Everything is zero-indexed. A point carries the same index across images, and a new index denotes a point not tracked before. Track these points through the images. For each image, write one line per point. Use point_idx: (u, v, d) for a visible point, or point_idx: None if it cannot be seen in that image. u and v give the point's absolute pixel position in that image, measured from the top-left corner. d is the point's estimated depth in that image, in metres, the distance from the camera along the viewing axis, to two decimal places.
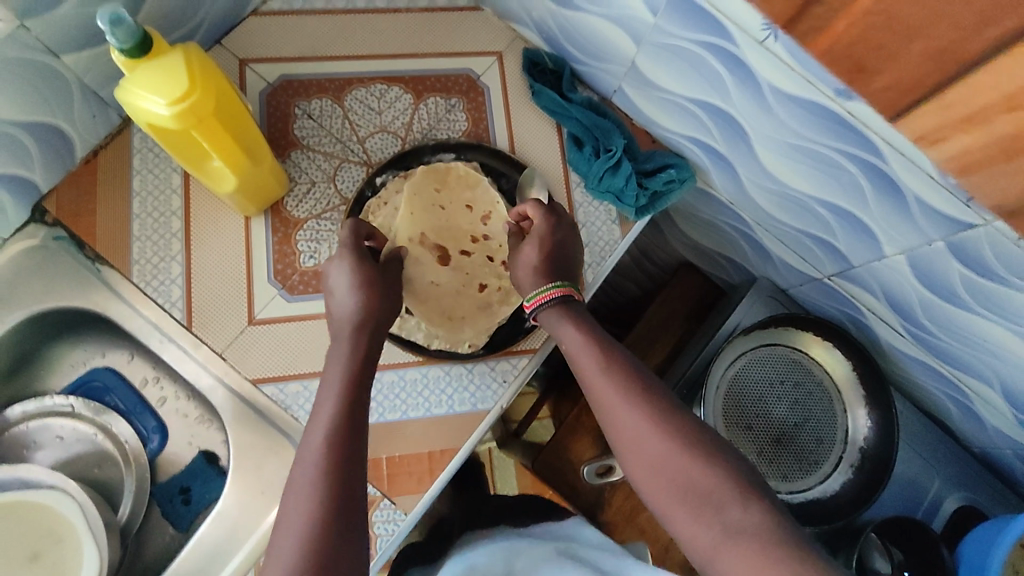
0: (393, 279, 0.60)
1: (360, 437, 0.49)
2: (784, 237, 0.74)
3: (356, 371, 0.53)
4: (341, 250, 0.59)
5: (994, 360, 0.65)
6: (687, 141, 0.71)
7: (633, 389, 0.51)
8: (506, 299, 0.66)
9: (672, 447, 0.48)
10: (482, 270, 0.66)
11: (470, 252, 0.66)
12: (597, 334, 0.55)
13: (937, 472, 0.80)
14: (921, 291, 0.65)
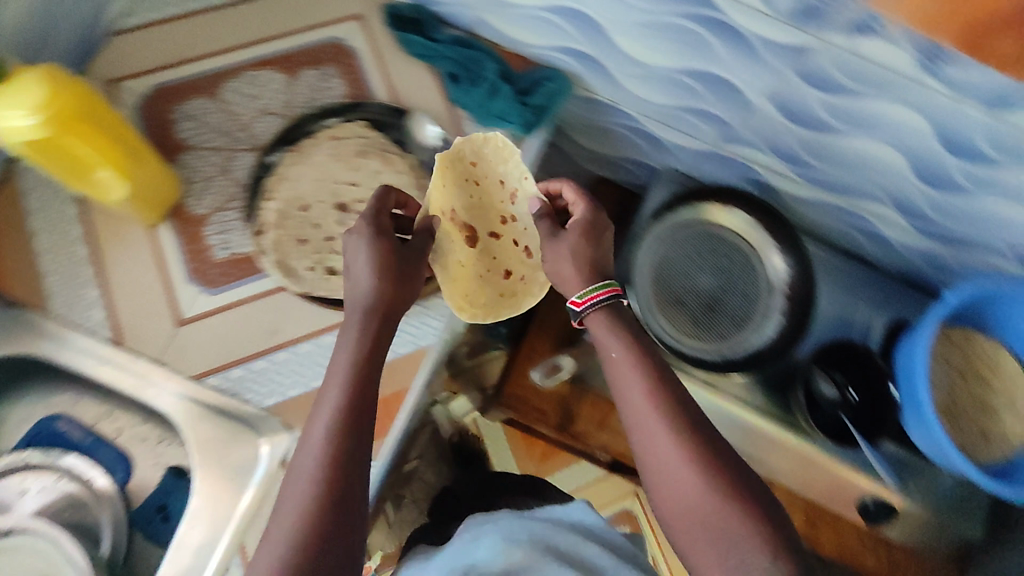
0: (410, 255, 0.62)
1: (355, 439, 0.51)
2: (666, 122, 0.78)
3: (359, 369, 0.54)
4: (357, 234, 0.61)
5: (868, 172, 0.72)
6: (555, 52, 0.74)
7: (673, 424, 0.53)
8: (528, 291, 0.73)
9: (703, 513, 0.50)
10: (510, 258, 0.73)
11: (497, 234, 0.73)
12: (652, 362, 0.57)
13: (862, 298, 0.86)
14: (794, 130, 0.70)
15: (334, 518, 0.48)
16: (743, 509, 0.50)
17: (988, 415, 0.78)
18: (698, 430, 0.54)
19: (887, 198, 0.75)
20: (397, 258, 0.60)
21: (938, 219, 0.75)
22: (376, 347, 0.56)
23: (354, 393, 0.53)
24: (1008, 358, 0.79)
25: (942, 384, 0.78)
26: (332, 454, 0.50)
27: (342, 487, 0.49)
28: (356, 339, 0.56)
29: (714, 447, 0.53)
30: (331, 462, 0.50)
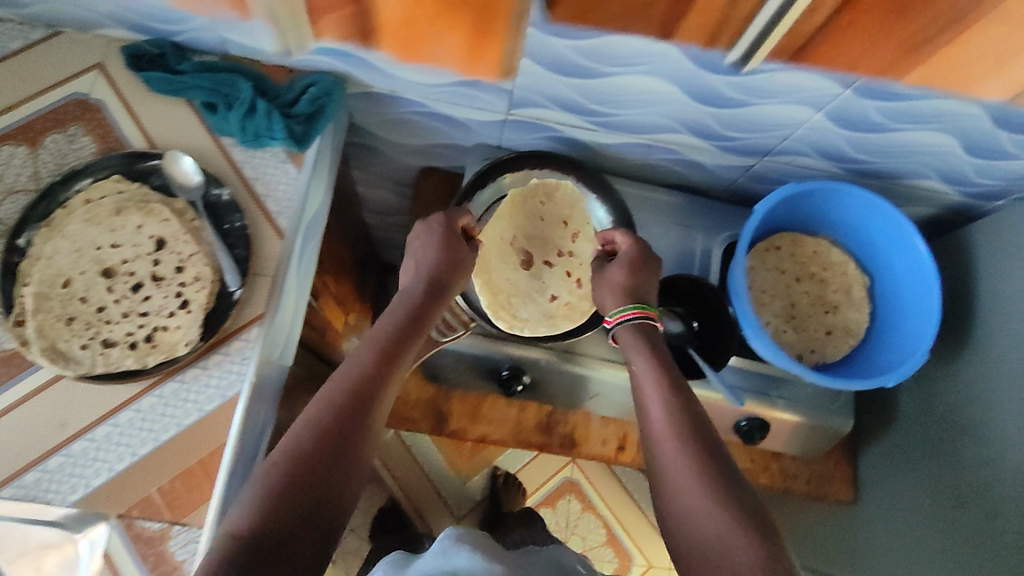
0: (464, 258, 0.72)
1: (358, 419, 0.54)
2: (447, 100, 0.75)
3: (383, 363, 0.59)
4: (434, 235, 0.72)
5: (653, 106, 0.70)
6: (311, 54, 0.69)
7: (670, 384, 0.61)
8: (567, 313, 0.77)
9: (686, 451, 0.57)
10: (559, 279, 0.79)
11: (555, 259, 0.80)
12: (658, 352, 0.64)
13: (696, 228, 0.86)
14: (567, 82, 0.68)
15: (316, 469, 0.50)
16: (716, 458, 0.57)
17: (828, 311, 0.79)
18: (686, 392, 0.61)
19: (680, 126, 0.74)
20: (440, 278, 0.69)
21: (736, 135, 0.74)
22: (394, 355, 0.61)
23: (373, 378, 0.58)
24: (836, 250, 0.80)
25: (779, 292, 0.79)
26: (340, 417, 0.53)
27: (342, 450, 0.52)
28: (384, 337, 0.62)
29: (694, 403, 0.60)
30: (337, 424, 0.53)
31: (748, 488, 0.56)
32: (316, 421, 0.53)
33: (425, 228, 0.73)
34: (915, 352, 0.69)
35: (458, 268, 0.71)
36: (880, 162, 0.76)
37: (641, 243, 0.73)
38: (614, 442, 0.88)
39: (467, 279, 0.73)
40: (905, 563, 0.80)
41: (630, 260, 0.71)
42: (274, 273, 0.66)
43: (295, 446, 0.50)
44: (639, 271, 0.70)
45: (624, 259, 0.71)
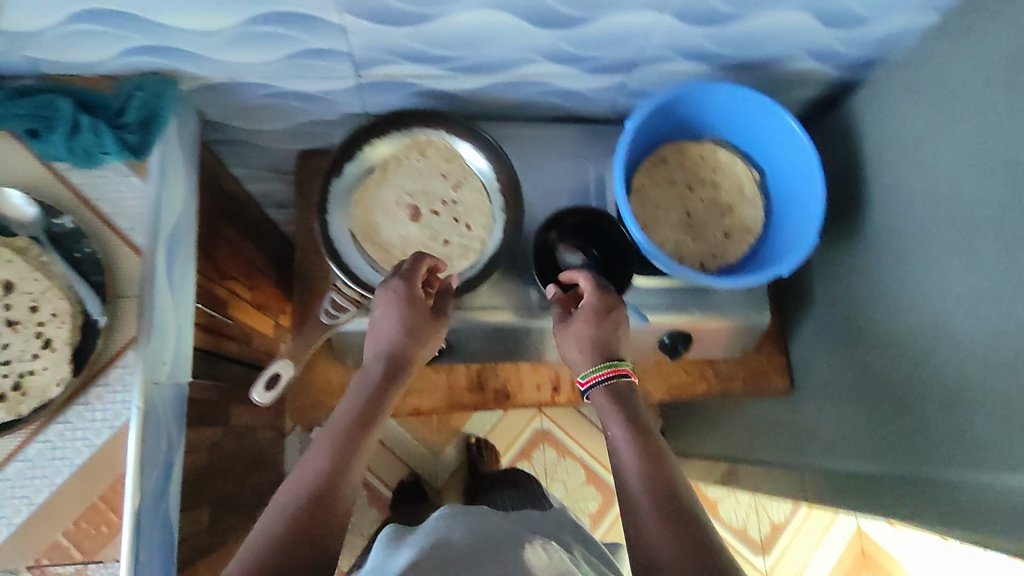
0: (431, 321, 0.67)
1: (317, 524, 0.54)
2: (293, 75, 0.71)
3: (340, 453, 0.58)
4: (386, 302, 0.66)
5: (500, 40, 0.67)
6: (127, 56, 0.65)
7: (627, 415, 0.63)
8: (464, 253, 0.75)
9: (648, 483, 0.57)
10: (447, 228, 0.75)
11: (438, 212, 0.76)
12: (631, 412, 0.63)
13: (586, 157, 0.84)
14: (402, 34, 0.65)
15: (302, 528, 0.53)
16: (670, 483, 0.57)
17: (724, 214, 0.78)
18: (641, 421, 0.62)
19: (535, 56, 0.71)
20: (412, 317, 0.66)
21: (594, 54, 0.72)
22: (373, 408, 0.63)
23: (351, 432, 0.60)
24: (723, 151, 0.79)
25: (673, 204, 0.77)
26: (323, 476, 0.56)
27: (316, 506, 0.55)
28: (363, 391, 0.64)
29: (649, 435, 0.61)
30: (309, 509, 0.54)
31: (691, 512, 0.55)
32: (304, 482, 0.56)
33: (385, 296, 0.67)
34: (806, 237, 0.69)
35: (439, 316, 0.68)
36: (746, 53, 0.74)
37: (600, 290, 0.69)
38: (549, 386, 0.87)
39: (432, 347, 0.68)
40: (835, 438, 0.82)
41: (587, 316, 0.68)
42: (139, 292, 0.64)
43: (287, 507, 0.54)
44: (606, 324, 0.67)
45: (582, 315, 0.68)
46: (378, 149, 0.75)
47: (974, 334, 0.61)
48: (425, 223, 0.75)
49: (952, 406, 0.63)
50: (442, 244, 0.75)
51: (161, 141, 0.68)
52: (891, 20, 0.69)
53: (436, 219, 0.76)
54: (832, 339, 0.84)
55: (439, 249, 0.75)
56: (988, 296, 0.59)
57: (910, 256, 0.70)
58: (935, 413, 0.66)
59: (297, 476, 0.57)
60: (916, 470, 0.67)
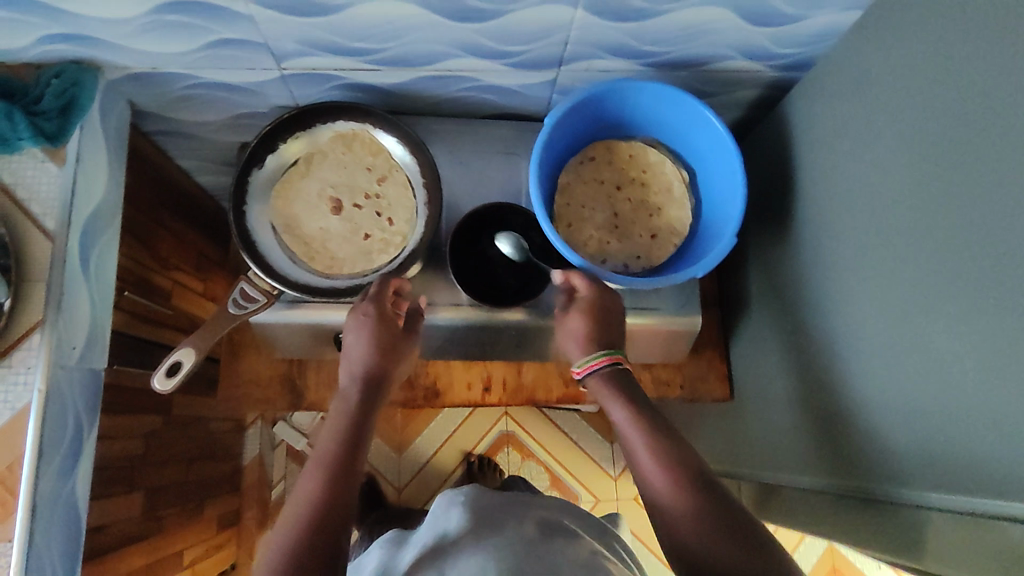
0: (405, 342, 0.69)
1: (322, 536, 0.54)
2: (215, 65, 0.71)
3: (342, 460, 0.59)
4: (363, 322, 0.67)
5: (413, 33, 0.67)
6: (44, 44, 0.66)
7: (646, 427, 0.61)
8: (385, 247, 0.75)
9: (686, 502, 0.55)
10: (369, 222, 0.76)
11: (361, 206, 0.76)
12: (634, 398, 0.64)
13: (519, 155, 0.84)
14: (313, 25, 0.65)
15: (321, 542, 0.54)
16: (710, 498, 0.55)
17: (653, 214, 0.76)
18: (667, 430, 0.61)
19: (454, 50, 0.71)
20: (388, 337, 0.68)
21: (513, 49, 0.71)
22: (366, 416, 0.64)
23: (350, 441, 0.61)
24: (654, 150, 0.77)
25: (599, 204, 0.76)
26: (331, 485, 0.57)
27: (333, 516, 0.56)
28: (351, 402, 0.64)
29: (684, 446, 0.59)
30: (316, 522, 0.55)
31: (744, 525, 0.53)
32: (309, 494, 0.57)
33: (356, 318, 0.68)
34: (725, 239, 0.68)
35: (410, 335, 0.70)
36: (673, 51, 0.73)
37: (616, 299, 0.70)
38: (479, 384, 0.86)
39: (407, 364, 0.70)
40: (773, 450, 0.79)
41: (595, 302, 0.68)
42: (46, 277, 0.64)
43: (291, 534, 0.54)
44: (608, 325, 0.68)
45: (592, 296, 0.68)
46: (299, 142, 0.75)
47: (884, 338, 0.58)
48: (346, 216, 0.76)
49: (865, 414, 0.61)
50: (362, 237, 0.75)
51: (80, 128, 0.68)
52: (815, 19, 0.68)
53: (357, 213, 0.76)
54: (768, 347, 0.82)
55: (360, 242, 0.75)
56: (894, 298, 0.57)
57: (831, 260, 0.68)
58: (856, 423, 0.63)
59: (294, 501, 0.57)
60: (843, 484, 0.65)
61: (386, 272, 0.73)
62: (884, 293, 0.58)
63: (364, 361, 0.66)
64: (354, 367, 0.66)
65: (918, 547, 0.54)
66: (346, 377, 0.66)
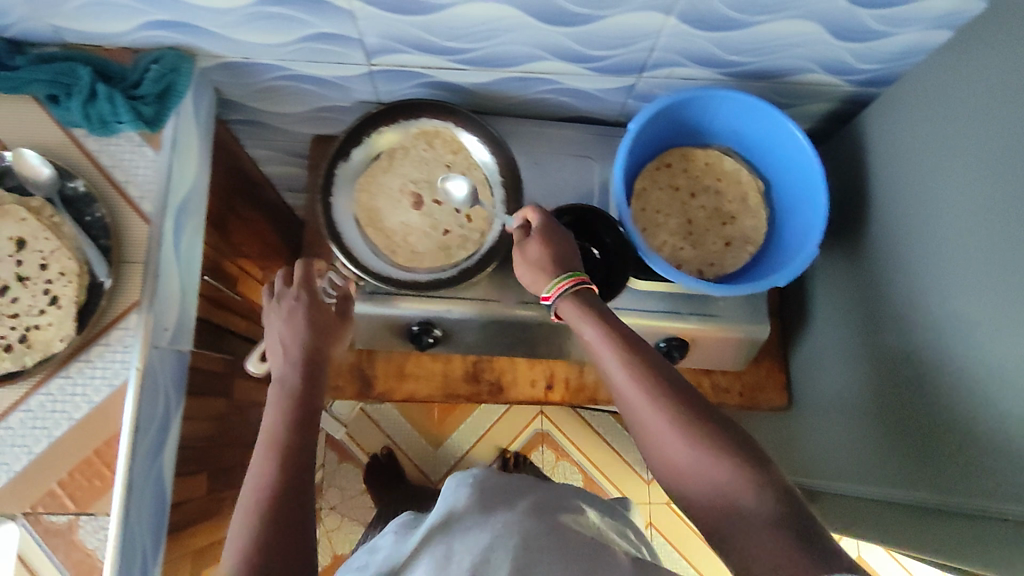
0: (332, 324, 0.70)
1: (303, 464, 0.58)
2: (305, 59, 0.72)
3: (298, 414, 0.62)
4: (293, 309, 0.67)
5: (506, 35, 0.68)
6: (144, 30, 0.66)
7: (667, 396, 0.54)
8: (463, 244, 0.76)
9: (740, 480, 0.50)
10: (448, 217, 0.77)
11: (439, 202, 0.77)
12: (600, 313, 0.61)
13: (592, 157, 0.85)
14: (410, 23, 0.66)
15: (287, 529, 0.53)
16: (762, 472, 0.50)
17: (726, 222, 0.77)
18: (692, 397, 0.55)
19: (543, 52, 0.72)
20: (310, 343, 0.66)
21: (601, 54, 0.72)
22: (306, 409, 0.62)
23: (296, 429, 0.60)
24: (729, 159, 0.79)
25: (673, 211, 0.77)
26: (291, 475, 0.56)
27: (294, 508, 0.55)
28: (287, 395, 0.63)
29: (717, 419, 0.53)
30: (284, 487, 0.56)
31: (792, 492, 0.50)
32: (264, 488, 0.55)
33: (276, 310, 0.68)
34: (804, 251, 0.69)
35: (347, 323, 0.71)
36: (757, 62, 0.74)
37: (563, 229, 0.67)
38: (543, 382, 0.88)
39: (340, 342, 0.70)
40: (841, 460, 0.80)
41: (549, 238, 0.66)
42: (144, 259, 0.66)
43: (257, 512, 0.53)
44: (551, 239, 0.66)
45: (543, 235, 0.66)
46: (388, 134, 0.77)
47: (979, 352, 0.59)
48: (426, 212, 0.77)
49: (941, 416, 0.63)
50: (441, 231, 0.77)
51: (175, 113, 0.69)
52: (902, 36, 0.68)
53: (437, 208, 0.77)
54: (840, 358, 0.82)
55: (438, 237, 0.76)
56: (992, 315, 0.57)
57: (913, 273, 0.69)
58: (938, 435, 0.63)
59: (250, 485, 0.56)
60: (924, 496, 0.65)
61: (465, 268, 0.74)
62: (971, 309, 0.60)
63: (301, 345, 0.66)
64: (283, 344, 0.66)
65: (984, 543, 0.57)
66: (280, 363, 0.65)
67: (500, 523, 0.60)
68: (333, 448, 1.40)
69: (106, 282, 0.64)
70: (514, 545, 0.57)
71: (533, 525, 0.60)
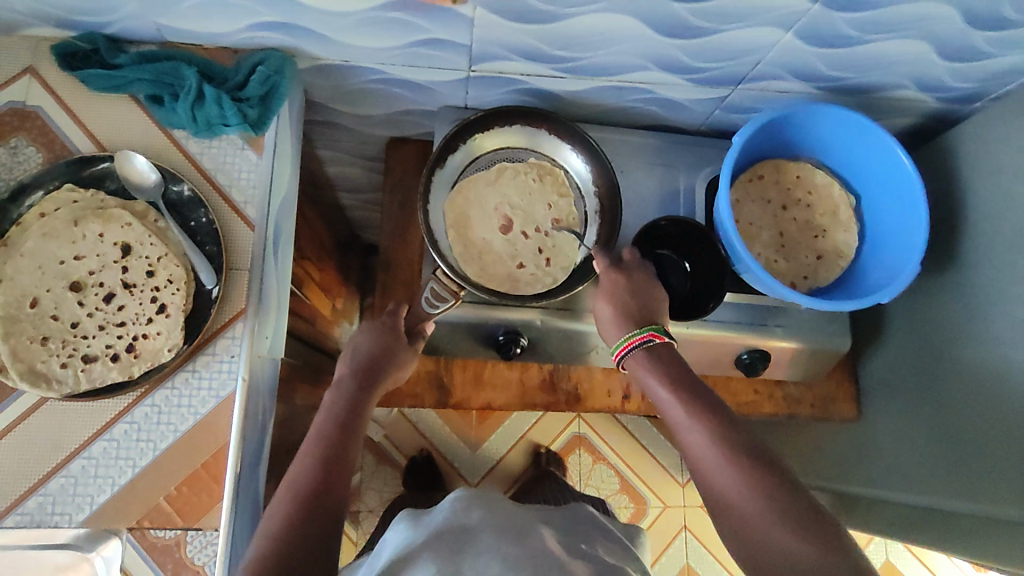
0: (401, 349, 0.70)
1: (338, 473, 0.57)
2: (408, 63, 0.71)
3: (343, 426, 0.61)
4: (364, 332, 0.70)
5: (618, 44, 0.67)
6: (251, 31, 0.64)
7: (738, 456, 0.57)
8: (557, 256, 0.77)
9: (808, 543, 0.52)
10: (530, 257, 0.76)
11: (527, 234, 0.77)
12: (670, 371, 0.64)
13: (678, 168, 0.84)
14: (526, 29, 0.65)
15: (310, 531, 0.52)
16: (830, 539, 0.52)
17: (818, 235, 0.78)
18: (766, 459, 0.57)
19: (648, 62, 0.71)
20: (375, 358, 0.68)
21: (706, 66, 0.72)
22: (352, 418, 0.62)
23: (336, 435, 0.60)
24: (820, 172, 0.79)
25: (766, 223, 0.78)
26: (320, 477, 0.55)
27: (320, 510, 0.54)
28: (337, 404, 0.63)
29: (790, 483, 0.56)
30: (313, 492, 0.54)
31: (857, 562, 0.51)
32: (295, 488, 0.55)
33: (366, 326, 0.71)
34: (907, 266, 0.70)
35: (415, 347, 0.72)
36: (856, 77, 0.74)
37: (647, 269, 0.72)
38: (620, 392, 0.87)
39: (406, 370, 0.71)
40: (899, 472, 0.86)
41: (635, 279, 0.71)
42: (249, 266, 0.65)
43: (281, 512, 0.53)
44: (628, 290, 0.69)
45: (625, 273, 0.71)
46: (491, 138, 0.77)
47: None
48: (514, 239, 0.77)
49: None
50: (531, 258, 0.77)
51: (277, 116, 0.68)
52: (1006, 58, 0.70)
53: (524, 237, 0.77)
54: (925, 370, 0.84)
55: (527, 263, 0.76)
56: None
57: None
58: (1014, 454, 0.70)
59: (284, 484, 0.56)
60: (988, 507, 0.72)
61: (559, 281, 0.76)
62: None
63: (361, 358, 0.67)
64: (347, 361, 0.68)
65: None
66: (343, 372, 0.67)
67: (507, 553, 0.54)
68: (371, 451, 1.38)
69: (215, 289, 0.62)
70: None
71: (535, 557, 0.55)
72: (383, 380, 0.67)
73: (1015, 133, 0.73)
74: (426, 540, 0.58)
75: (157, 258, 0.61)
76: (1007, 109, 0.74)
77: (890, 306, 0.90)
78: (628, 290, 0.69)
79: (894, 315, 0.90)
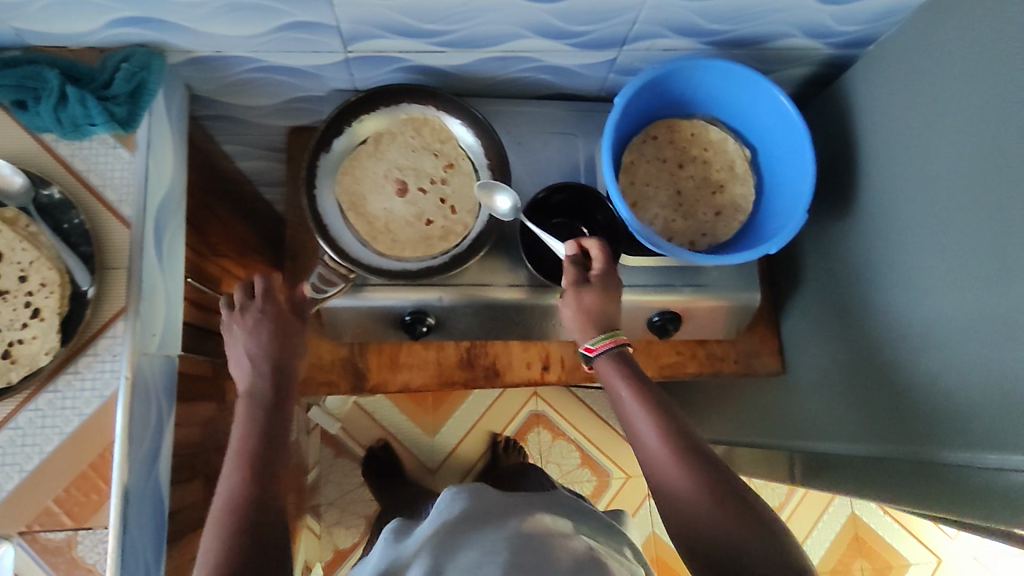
0: (293, 330, 0.67)
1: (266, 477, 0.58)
2: (280, 48, 0.70)
3: (261, 427, 0.61)
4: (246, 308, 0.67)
5: (486, 13, 0.67)
6: (112, 28, 0.64)
7: (687, 452, 0.59)
8: (444, 235, 0.76)
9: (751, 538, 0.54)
10: (431, 206, 0.76)
11: (427, 191, 0.77)
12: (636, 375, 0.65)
13: (578, 135, 0.84)
14: (389, 5, 0.64)
15: (251, 539, 0.53)
16: (767, 532, 0.55)
17: (715, 191, 0.78)
18: (698, 449, 0.60)
19: (525, 29, 0.71)
20: (275, 347, 0.65)
21: (582, 28, 0.71)
22: (269, 420, 0.62)
23: (258, 439, 0.60)
24: (715, 128, 0.79)
25: (663, 183, 0.78)
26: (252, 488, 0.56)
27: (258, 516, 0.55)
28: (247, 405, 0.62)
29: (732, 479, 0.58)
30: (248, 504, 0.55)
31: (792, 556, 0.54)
32: (231, 499, 0.56)
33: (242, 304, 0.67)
34: (793, 217, 0.70)
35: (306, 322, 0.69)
36: (738, 29, 0.74)
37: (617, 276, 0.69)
38: (538, 363, 0.87)
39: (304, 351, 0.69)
40: (827, 420, 0.85)
41: (608, 288, 0.68)
42: (127, 264, 0.64)
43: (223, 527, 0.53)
44: (610, 297, 0.67)
45: (599, 280, 0.68)
46: (372, 121, 0.77)
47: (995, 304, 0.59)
48: (413, 197, 0.76)
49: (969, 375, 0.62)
50: (445, 190, 0.77)
51: (148, 113, 0.67)
52: None
53: (422, 194, 0.77)
54: (839, 320, 0.83)
55: (438, 194, 0.77)
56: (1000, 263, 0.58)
57: (916, 235, 0.70)
58: (934, 401, 0.67)
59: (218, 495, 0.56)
60: (919, 450, 0.68)
61: (455, 256, 0.74)
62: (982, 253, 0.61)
63: (258, 346, 0.65)
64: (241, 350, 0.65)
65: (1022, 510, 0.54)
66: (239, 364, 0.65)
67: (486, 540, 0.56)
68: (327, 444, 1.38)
69: (90, 290, 0.62)
70: (502, 562, 0.53)
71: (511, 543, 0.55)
72: (288, 369, 0.66)
73: (899, 73, 0.72)
74: (418, 544, 0.59)
75: (28, 264, 0.61)
76: (892, 47, 0.73)
77: (804, 257, 0.90)
78: (600, 302, 0.67)
79: (809, 265, 0.89)
